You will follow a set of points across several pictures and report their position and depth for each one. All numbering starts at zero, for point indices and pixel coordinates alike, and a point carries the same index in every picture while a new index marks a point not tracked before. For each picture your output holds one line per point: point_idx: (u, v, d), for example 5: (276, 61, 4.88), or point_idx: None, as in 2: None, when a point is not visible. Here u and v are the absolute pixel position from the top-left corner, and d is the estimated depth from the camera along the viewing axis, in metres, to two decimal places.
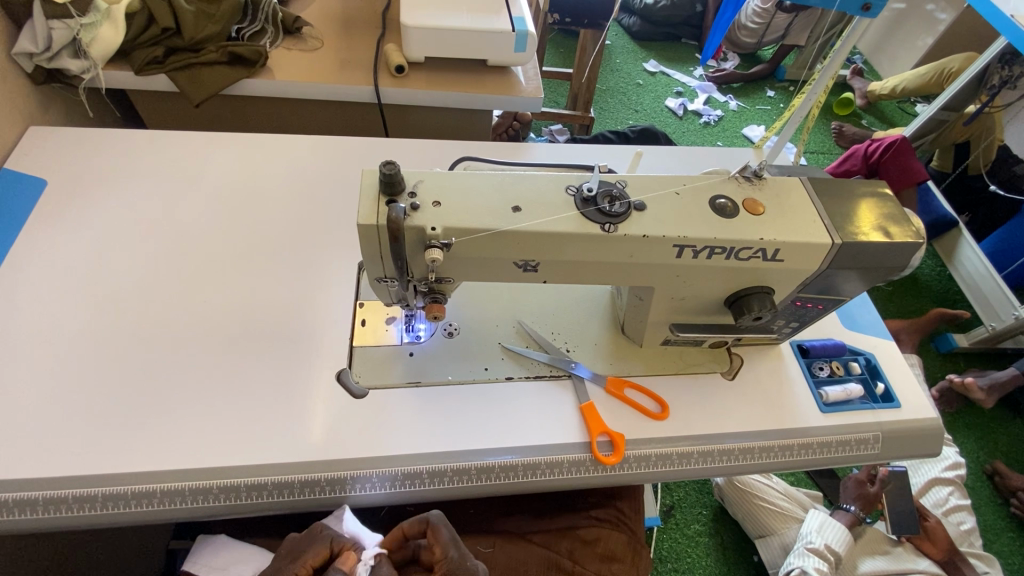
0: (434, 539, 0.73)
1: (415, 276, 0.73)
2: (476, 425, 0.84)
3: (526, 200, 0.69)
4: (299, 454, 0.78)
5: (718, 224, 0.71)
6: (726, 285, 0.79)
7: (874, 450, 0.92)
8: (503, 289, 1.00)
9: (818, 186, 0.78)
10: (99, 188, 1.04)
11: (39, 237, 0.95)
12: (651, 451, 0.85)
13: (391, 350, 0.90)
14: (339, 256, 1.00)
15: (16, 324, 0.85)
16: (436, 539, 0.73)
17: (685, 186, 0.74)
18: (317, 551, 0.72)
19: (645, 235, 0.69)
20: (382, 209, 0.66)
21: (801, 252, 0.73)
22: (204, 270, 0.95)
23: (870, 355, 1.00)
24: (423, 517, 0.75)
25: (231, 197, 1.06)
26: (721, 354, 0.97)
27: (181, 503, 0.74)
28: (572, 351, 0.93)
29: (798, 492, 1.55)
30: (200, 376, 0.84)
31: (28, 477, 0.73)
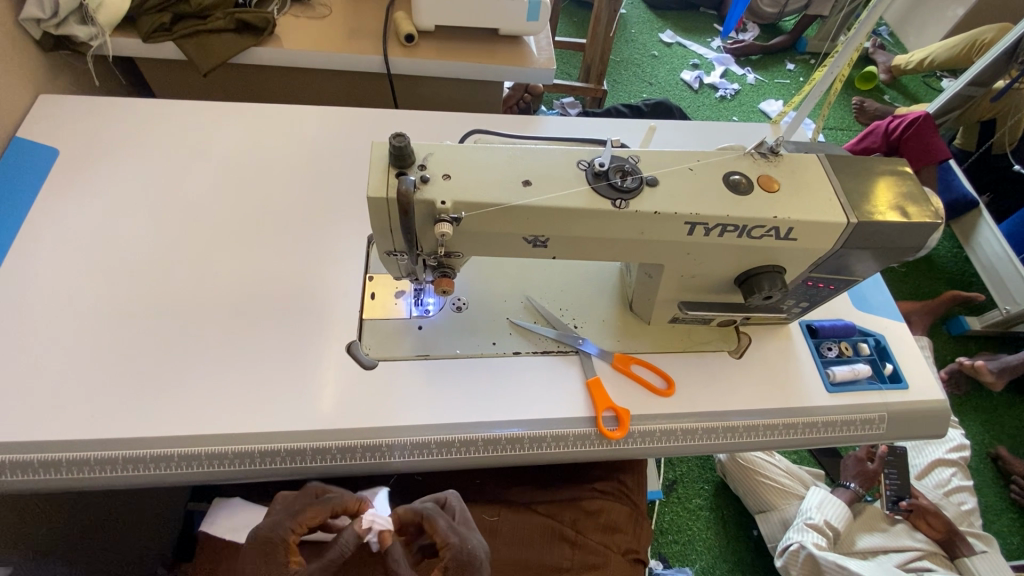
0: (432, 529, 0.73)
1: (424, 250, 0.73)
2: (482, 398, 0.85)
3: (537, 174, 0.68)
4: (309, 423, 0.80)
5: (732, 202, 0.70)
6: (739, 263, 0.78)
7: (879, 430, 0.92)
8: (512, 264, 1.00)
9: (835, 163, 0.77)
10: (110, 158, 1.04)
11: (53, 206, 0.97)
12: (656, 427, 0.86)
13: (400, 323, 0.91)
14: (347, 229, 1.00)
15: (34, 291, 0.87)
16: (434, 530, 0.72)
17: (699, 162, 0.73)
18: (314, 512, 0.73)
19: (658, 211, 0.68)
20: (392, 181, 0.65)
21: (815, 231, 0.72)
22: (215, 240, 0.96)
23: (879, 337, 1.00)
24: (420, 508, 0.74)
25: (241, 168, 1.06)
26: (729, 333, 0.97)
27: (197, 467, 0.77)
28: (579, 328, 0.94)
29: (798, 469, 1.57)
30: (213, 345, 0.85)
31: (50, 439, 0.75)
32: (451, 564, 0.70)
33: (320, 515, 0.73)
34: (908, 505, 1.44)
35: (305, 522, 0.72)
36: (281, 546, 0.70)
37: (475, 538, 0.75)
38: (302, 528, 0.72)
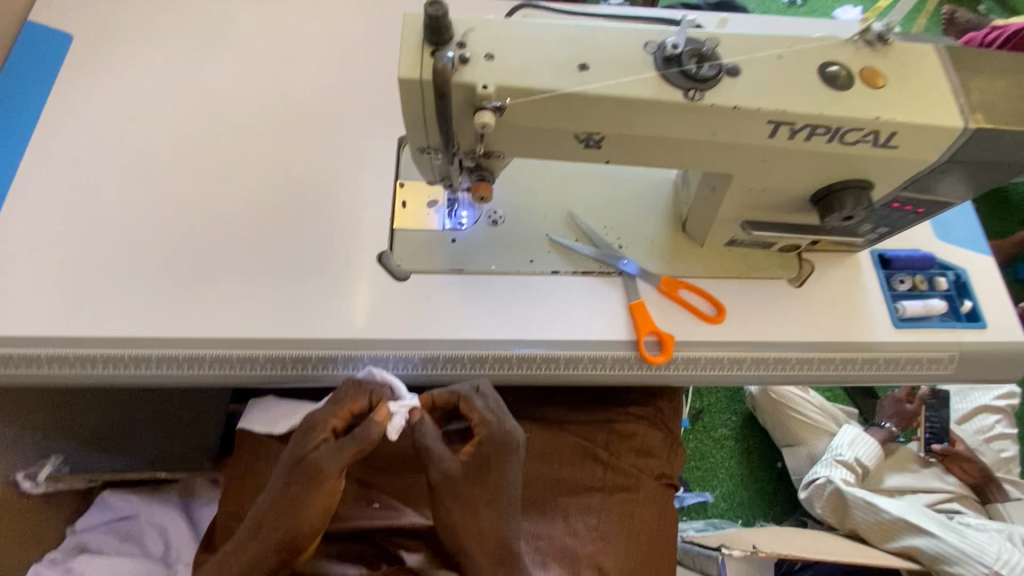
0: (468, 409, 0.72)
1: (461, 149, 0.65)
2: (518, 316, 0.81)
3: (596, 57, 0.58)
4: (339, 333, 0.77)
5: (827, 98, 0.59)
6: (820, 176, 0.67)
7: (945, 370, 0.85)
8: (554, 175, 0.91)
9: (956, 56, 0.64)
10: (124, 45, 0.96)
11: (70, 95, 0.91)
12: (700, 354, 0.81)
13: (432, 235, 0.85)
14: (376, 130, 0.92)
15: (58, 185, 0.84)
16: (470, 409, 0.72)
17: (790, 49, 0.61)
18: (354, 402, 0.70)
19: (737, 107, 0.57)
20: (427, 60, 0.57)
21: (922, 138, 0.61)
22: (237, 137, 0.90)
23: (960, 271, 0.89)
24: (457, 390, 0.73)
25: (261, 58, 0.97)
26: (790, 259, 0.88)
27: (230, 368, 0.76)
28: (624, 248, 0.86)
29: (832, 407, 1.53)
30: (240, 249, 0.81)
31: (85, 335, 0.75)
32: (487, 441, 0.71)
33: (358, 406, 0.70)
34: (942, 450, 1.38)
35: (346, 412, 0.70)
36: (317, 428, 0.69)
37: (513, 419, 0.74)
38: (341, 418, 0.70)
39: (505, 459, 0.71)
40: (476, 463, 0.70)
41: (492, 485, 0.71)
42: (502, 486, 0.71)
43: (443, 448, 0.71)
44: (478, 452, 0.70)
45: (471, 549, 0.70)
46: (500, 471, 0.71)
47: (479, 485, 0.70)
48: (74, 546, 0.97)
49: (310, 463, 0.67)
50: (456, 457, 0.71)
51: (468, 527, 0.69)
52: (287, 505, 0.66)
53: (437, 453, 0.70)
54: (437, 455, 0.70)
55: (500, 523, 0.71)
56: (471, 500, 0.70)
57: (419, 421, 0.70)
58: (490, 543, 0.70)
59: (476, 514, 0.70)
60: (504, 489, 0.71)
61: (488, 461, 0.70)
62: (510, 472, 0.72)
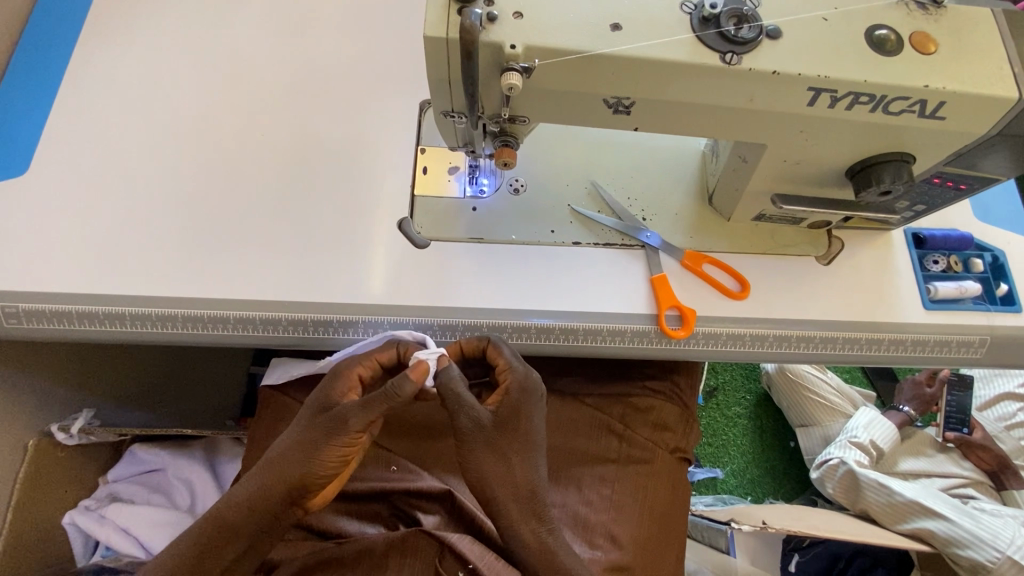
0: (495, 355, 0.73)
1: (486, 113, 0.64)
2: (538, 287, 0.80)
3: (629, 17, 0.56)
4: (359, 298, 0.78)
5: (873, 64, 0.56)
6: (858, 149, 0.64)
7: (976, 354, 0.82)
8: (578, 144, 0.89)
9: (1014, 21, 0.60)
10: (145, 3, 0.95)
11: (94, 54, 0.91)
12: (721, 330, 0.79)
13: (453, 203, 0.84)
14: (398, 94, 0.90)
15: (84, 145, 0.84)
16: (497, 356, 0.73)
17: (836, 11, 0.58)
18: (382, 352, 0.72)
19: (776, 71, 0.55)
20: (453, 18, 0.55)
21: (971, 109, 0.58)
22: (258, 99, 0.89)
23: (999, 253, 0.86)
24: (485, 336, 0.75)
25: (282, 18, 0.95)
26: (819, 236, 0.86)
27: (253, 330, 0.77)
28: (648, 220, 0.84)
29: (850, 389, 1.51)
30: (262, 212, 0.82)
31: (114, 293, 0.76)
32: (514, 386, 0.71)
33: (387, 357, 0.72)
34: (952, 437, 1.36)
35: (373, 361, 0.72)
36: (344, 373, 0.71)
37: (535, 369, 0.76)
38: (368, 366, 0.72)
39: (531, 406, 0.72)
40: (507, 409, 0.70)
41: (522, 433, 0.70)
42: (530, 436, 0.70)
43: (471, 398, 0.69)
44: (507, 398, 0.70)
45: (497, 495, 0.67)
46: (527, 419, 0.71)
47: (509, 433, 0.69)
48: (107, 495, 1.02)
49: (339, 410, 0.67)
50: (486, 409, 0.69)
51: (495, 474, 0.67)
52: (312, 446, 0.66)
53: (466, 400, 0.68)
54: (466, 402, 0.68)
55: (528, 469, 0.69)
56: (500, 447, 0.68)
57: (446, 367, 0.69)
58: (515, 486, 0.68)
59: (506, 462, 0.68)
60: (532, 438, 0.71)
61: (517, 407, 0.70)
62: (537, 422, 0.72)
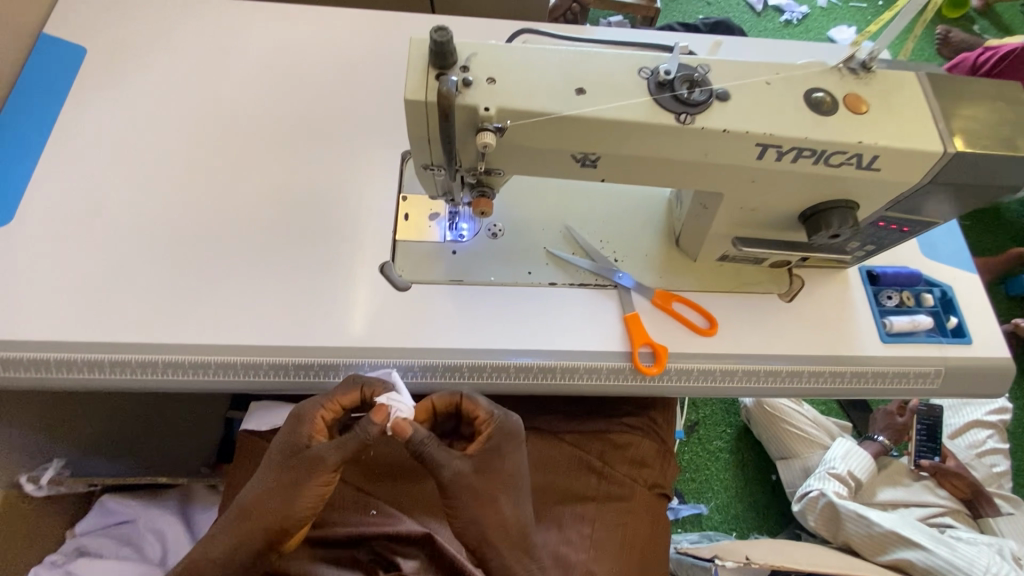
0: (472, 407, 0.75)
1: (464, 166, 0.68)
2: (516, 328, 0.83)
3: (593, 82, 0.61)
4: (341, 341, 0.79)
5: (812, 122, 0.62)
6: (807, 196, 0.70)
7: (931, 385, 0.87)
8: (553, 190, 0.94)
9: (935, 83, 0.67)
10: (137, 59, 1.00)
11: (84, 107, 0.94)
12: (693, 366, 0.83)
13: (433, 247, 0.88)
14: (380, 144, 0.95)
15: (70, 195, 0.86)
16: (474, 407, 0.75)
17: (778, 76, 0.64)
18: (345, 394, 0.72)
19: (726, 129, 0.60)
20: (432, 83, 0.59)
21: (903, 162, 0.64)
22: (245, 150, 0.92)
23: (947, 288, 0.92)
24: (456, 391, 0.76)
25: (269, 73, 1.00)
26: (781, 274, 0.91)
27: (234, 375, 0.78)
28: (620, 261, 0.89)
29: (826, 420, 1.54)
30: (245, 258, 0.84)
31: (93, 340, 0.77)
32: (496, 433, 0.73)
33: (349, 400, 0.72)
34: (928, 467, 1.39)
35: (335, 405, 0.72)
36: (306, 418, 0.71)
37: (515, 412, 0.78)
38: (331, 410, 0.72)
39: (511, 453, 0.73)
40: (487, 455, 0.71)
41: (505, 478, 0.72)
42: (510, 474, 0.72)
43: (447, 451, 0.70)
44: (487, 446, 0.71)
45: (488, 536, 0.69)
46: (508, 461, 0.73)
47: (493, 478, 0.71)
48: (74, 549, 0.97)
49: (311, 458, 0.67)
50: (466, 458, 0.70)
51: (484, 513, 0.69)
52: (283, 495, 0.67)
53: (443, 457, 0.68)
54: (441, 458, 0.68)
55: (517, 511, 0.72)
56: (482, 495, 0.69)
57: (410, 435, 0.67)
58: (508, 530, 0.70)
59: (493, 501, 0.70)
60: (514, 475, 0.73)
61: (497, 453, 0.72)
62: (517, 466, 0.74)
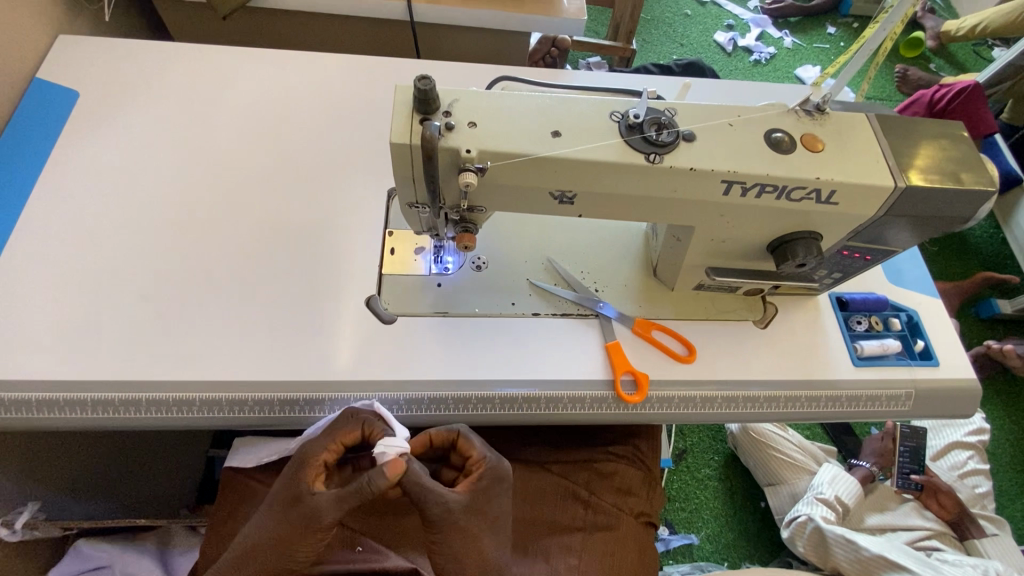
0: (467, 446, 0.76)
1: (447, 204, 0.71)
2: (500, 358, 0.85)
3: (567, 125, 0.65)
4: (327, 375, 0.80)
5: (772, 160, 0.66)
6: (772, 228, 0.74)
7: (904, 407, 0.90)
8: (534, 224, 0.97)
9: (885, 123, 0.72)
10: (129, 103, 1.03)
11: (74, 149, 0.96)
12: (674, 393, 0.85)
13: (419, 280, 0.90)
14: (366, 182, 0.98)
15: (58, 234, 0.87)
16: (468, 446, 0.76)
17: (739, 118, 0.69)
18: (347, 432, 0.73)
19: (693, 168, 0.64)
20: (416, 127, 0.63)
21: (859, 196, 0.68)
22: (233, 190, 0.95)
23: (912, 312, 0.96)
24: (454, 427, 0.77)
25: (259, 116, 1.03)
26: (755, 302, 0.94)
27: (219, 412, 0.78)
28: (600, 291, 0.92)
29: (811, 445, 1.56)
30: (232, 295, 0.85)
31: (76, 379, 0.76)
32: (487, 474, 0.74)
33: (351, 438, 0.73)
34: (920, 480, 1.44)
35: (338, 444, 0.72)
36: (308, 462, 0.71)
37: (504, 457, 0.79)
38: (333, 451, 0.72)
39: (498, 493, 0.75)
40: (474, 496, 0.72)
41: (489, 516, 0.73)
42: (495, 517, 0.74)
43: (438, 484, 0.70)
44: (477, 486, 0.72)
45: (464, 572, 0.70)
46: (493, 503, 0.74)
47: (478, 516, 0.72)
48: None
49: (309, 506, 0.67)
50: (456, 493, 0.71)
51: (464, 550, 0.70)
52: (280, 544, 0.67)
53: (433, 490, 0.68)
54: (433, 489, 0.69)
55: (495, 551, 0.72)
56: (466, 533, 0.70)
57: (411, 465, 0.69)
58: (484, 564, 0.71)
59: (474, 539, 0.70)
60: (498, 516, 0.74)
61: (485, 494, 0.73)
62: (500, 507, 0.75)
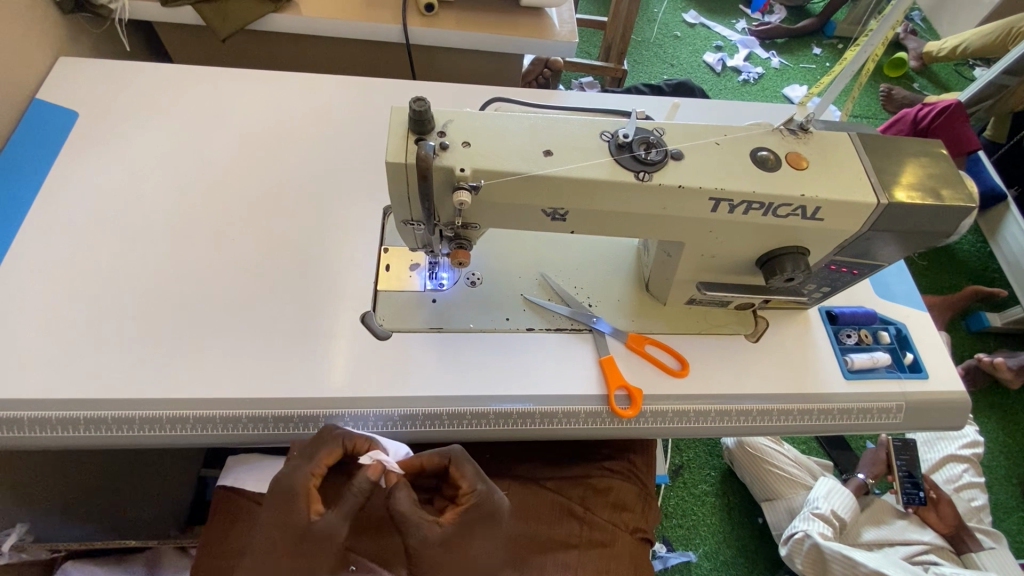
0: (458, 474, 0.75)
1: (442, 221, 0.72)
2: (494, 374, 0.85)
3: (559, 144, 0.67)
4: (320, 392, 0.80)
5: (758, 178, 0.68)
6: (761, 243, 0.76)
7: (895, 420, 0.90)
8: (528, 240, 0.99)
9: (867, 141, 0.74)
10: (128, 123, 1.04)
11: (72, 169, 0.97)
12: (667, 407, 0.85)
13: (414, 296, 0.91)
14: (361, 200, 0.99)
15: (54, 252, 0.88)
16: (459, 474, 0.75)
17: (726, 137, 0.71)
18: (329, 453, 0.72)
19: (681, 186, 0.66)
20: (411, 147, 0.65)
21: (843, 212, 0.70)
22: (230, 208, 0.96)
23: (901, 326, 0.98)
24: (445, 452, 0.76)
25: (257, 135, 1.05)
26: (746, 316, 0.95)
27: (212, 430, 0.78)
28: (594, 306, 0.93)
29: (808, 461, 1.56)
30: (227, 312, 0.85)
31: (68, 397, 0.76)
32: (474, 506, 0.73)
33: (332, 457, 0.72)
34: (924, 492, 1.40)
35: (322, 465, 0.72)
36: (299, 490, 0.70)
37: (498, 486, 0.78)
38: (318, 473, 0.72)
39: (485, 526, 0.74)
40: (460, 528, 0.71)
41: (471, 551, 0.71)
42: (477, 554, 0.71)
43: (421, 513, 0.70)
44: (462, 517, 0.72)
45: None
46: (478, 537, 0.73)
47: (457, 549, 0.70)
48: None
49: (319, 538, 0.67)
50: (436, 524, 0.70)
51: None
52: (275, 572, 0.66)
53: (415, 519, 0.69)
54: (415, 519, 0.69)
55: None
56: (441, 566, 0.69)
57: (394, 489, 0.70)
58: None
59: (451, 572, 0.69)
60: (481, 554, 0.72)
61: (470, 524, 0.72)
62: (486, 543, 0.73)
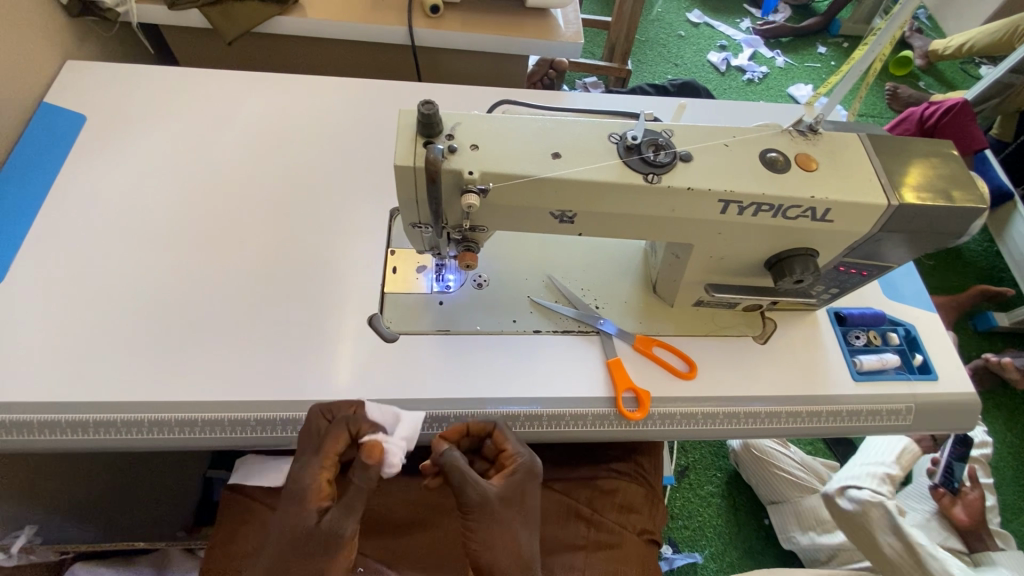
0: (502, 439, 0.76)
1: (449, 223, 0.72)
2: (502, 376, 0.85)
3: (567, 146, 0.67)
4: (328, 395, 0.80)
5: (767, 180, 0.68)
6: (770, 245, 0.75)
7: (906, 421, 0.90)
8: (534, 242, 0.99)
9: (876, 143, 0.73)
10: (136, 126, 1.04)
11: (80, 172, 0.97)
12: (675, 410, 0.85)
13: (421, 298, 0.91)
14: (368, 203, 0.99)
15: (62, 255, 0.88)
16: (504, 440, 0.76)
17: (734, 139, 0.71)
18: (335, 443, 0.70)
19: (690, 188, 0.66)
20: (419, 150, 0.65)
21: (853, 213, 0.69)
22: (237, 210, 0.96)
23: (910, 327, 0.97)
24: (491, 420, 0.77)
25: (263, 138, 1.05)
26: (754, 318, 0.95)
27: (219, 432, 0.78)
28: (601, 308, 0.92)
29: (815, 463, 1.53)
30: (234, 315, 0.85)
31: (77, 400, 0.76)
32: (521, 469, 0.74)
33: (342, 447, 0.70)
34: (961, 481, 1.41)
35: (331, 458, 0.69)
36: (315, 477, 0.68)
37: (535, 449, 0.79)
38: (330, 465, 0.69)
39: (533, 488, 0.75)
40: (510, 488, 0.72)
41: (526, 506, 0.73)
42: (529, 508, 0.73)
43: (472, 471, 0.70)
44: (512, 480, 0.72)
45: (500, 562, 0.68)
46: (527, 496, 0.74)
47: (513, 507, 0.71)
48: None
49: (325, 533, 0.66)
50: (490, 484, 0.71)
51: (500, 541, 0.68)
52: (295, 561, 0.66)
53: (473, 480, 0.68)
54: (472, 477, 0.68)
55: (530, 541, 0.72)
56: (498, 523, 0.69)
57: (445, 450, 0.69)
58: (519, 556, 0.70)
59: (511, 529, 0.70)
60: (530, 509, 0.74)
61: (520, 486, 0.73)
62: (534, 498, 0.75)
